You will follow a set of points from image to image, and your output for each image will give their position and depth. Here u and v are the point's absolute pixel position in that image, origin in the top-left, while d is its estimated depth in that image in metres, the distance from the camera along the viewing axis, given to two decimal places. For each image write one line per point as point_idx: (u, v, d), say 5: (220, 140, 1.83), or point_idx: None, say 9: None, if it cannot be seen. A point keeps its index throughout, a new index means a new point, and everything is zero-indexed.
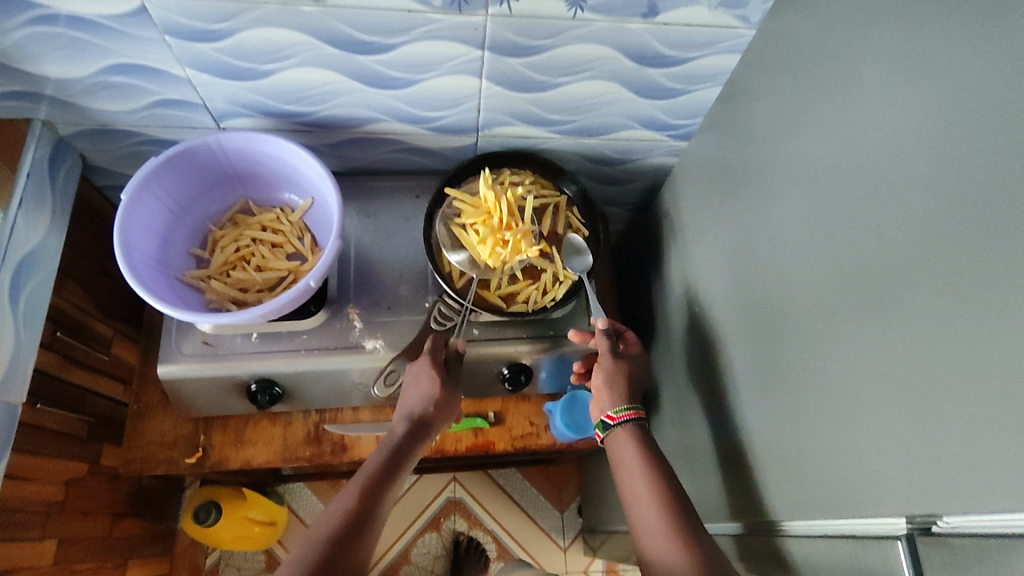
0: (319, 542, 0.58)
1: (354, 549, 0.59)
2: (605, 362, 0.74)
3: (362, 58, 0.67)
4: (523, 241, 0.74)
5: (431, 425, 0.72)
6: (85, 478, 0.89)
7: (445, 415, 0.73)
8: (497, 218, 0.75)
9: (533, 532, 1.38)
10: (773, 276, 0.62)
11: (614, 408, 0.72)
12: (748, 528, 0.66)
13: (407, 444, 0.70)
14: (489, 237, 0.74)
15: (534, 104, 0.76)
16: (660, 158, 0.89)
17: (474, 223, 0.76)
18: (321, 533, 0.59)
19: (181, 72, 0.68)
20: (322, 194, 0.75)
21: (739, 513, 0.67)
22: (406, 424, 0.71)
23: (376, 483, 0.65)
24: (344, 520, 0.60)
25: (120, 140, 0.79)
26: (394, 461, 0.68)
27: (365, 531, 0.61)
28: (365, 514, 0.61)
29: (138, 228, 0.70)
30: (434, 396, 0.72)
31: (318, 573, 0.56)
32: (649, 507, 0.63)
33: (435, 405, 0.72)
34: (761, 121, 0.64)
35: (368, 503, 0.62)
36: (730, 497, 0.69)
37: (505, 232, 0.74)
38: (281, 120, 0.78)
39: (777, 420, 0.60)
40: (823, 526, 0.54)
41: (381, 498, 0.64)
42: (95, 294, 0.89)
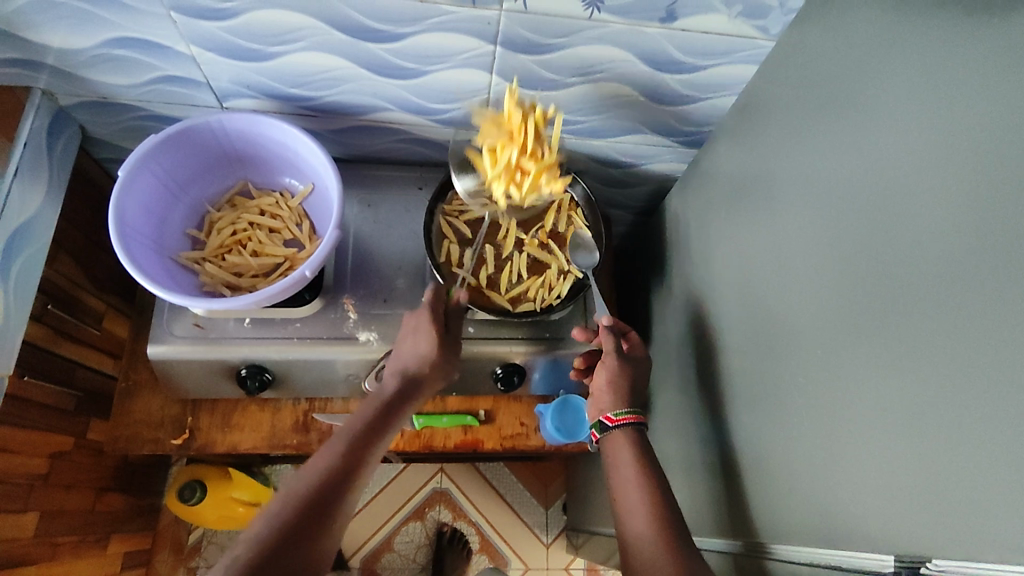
0: (299, 494, 0.57)
1: (336, 506, 0.58)
2: (609, 362, 0.74)
3: (372, 46, 0.66)
4: (544, 176, 0.68)
5: (423, 384, 0.71)
6: (70, 452, 0.88)
7: (439, 376, 0.71)
8: (517, 147, 0.65)
9: (518, 527, 1.38)
10: (776, 296, 0.60)
11: (614, 411, 0.72)
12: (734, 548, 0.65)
13: (398, 400, 0.68)
14: (505, 170, 0.67)
15: (544, 102, 0.74)
16: (669, 164, 0.87)
17: (494, 144, 0.67)
18: (302, 489, 0.58)
19: (185, 49, 0.67)
20: (324, 180, 0.74)
21: (726, 530, 0.67)
22: (399, 381, 0.69)
23: (362, 441, 0.63)
24: (325, 477, 0.59)
25: (121, 114, 0.78)
26: (384, 416, 0.67)
27: (345, 490, 0.60)
28: (348, 473, 0.60)
29: (135, 206, 0.68)
30: (430, 355, 0.70)
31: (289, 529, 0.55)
32: (640, 517, 0.62)
33: (429, 366, 0.70)
34: (773, 136, 0.63)
35: (352, 460, 0.62)
36: (719, 513, 0.68)
37: (524, 164, 0.66)
38: (285, 104, 0.76)
39: (769, 442, 0.59)
40: (810, 553, 0.52)
41: (366, 456, 0.63)
42: (88, 267, 0.88)
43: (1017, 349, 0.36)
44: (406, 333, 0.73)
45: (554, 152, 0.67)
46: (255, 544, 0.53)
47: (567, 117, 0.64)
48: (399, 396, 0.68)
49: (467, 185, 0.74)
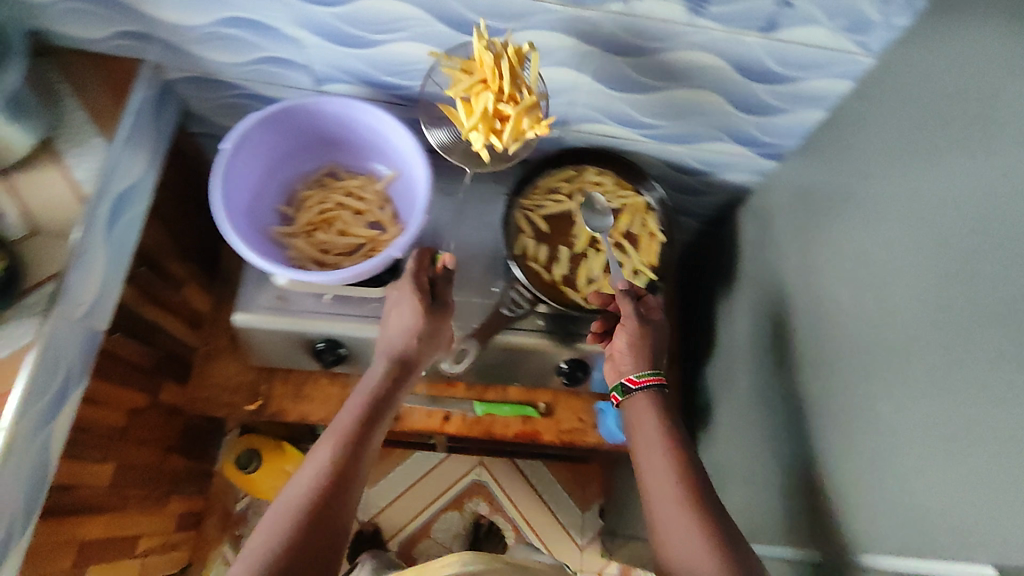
0: (302, 496, 0.58)
1: (337, 503, 0.58)
2: (630, 326, 0.72)
3: (473, 40, 0.68)
4: (525, 118, 0.61)
5: (414, 361, 0.70)
6: (145, 410, 0.92)
7: (428, 350, 0.70)
8: (492, 93, 0.61)
9: (553, 526, 1.39)
10: (863, 310, 0.61)
11: (637, 373, 0.71)
12: (816, 558, 0.65)
13: (390, 385, 0.68)
14: (482, 119, 0.62)
15: (630, 104, 0.76)
16: (744, 175, 0.88)
17: (466, 94, 0.62)
18: (302, 490, 0.58)
19: (294, 33, 0.70)
20: (411, 167, 0.76)
21: (802, 540, 0.67)
22: (389, 365, 0.69)
23: (355, 431, 0.63)
24: (322, 472, 0.59)
25: (222, 90, 0.82)
26: (375, 403, 0.66)
27: (346, 484, 0.60)
28: (346, 468, 0.60)
29: (235, 179, 0.72)
30: (414, 328, 0.69)
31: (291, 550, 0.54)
32: (669, 496, 0.61)
33: (416, 339, 0.69)
34: (866, 151, 0.63)
35: (348, 453, 0.61)
36: (794, 523, 0.69)
37: (501, 110, 0.61)
38: (378, 91, 0.79)
39: (857, 455, 0.60)
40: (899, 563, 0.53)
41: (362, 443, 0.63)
42: (175, 235, 0.92)
43: None
44: (391, 309, 0.72)
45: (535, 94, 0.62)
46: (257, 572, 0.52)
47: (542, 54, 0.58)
48: (388, 389, 0.68)
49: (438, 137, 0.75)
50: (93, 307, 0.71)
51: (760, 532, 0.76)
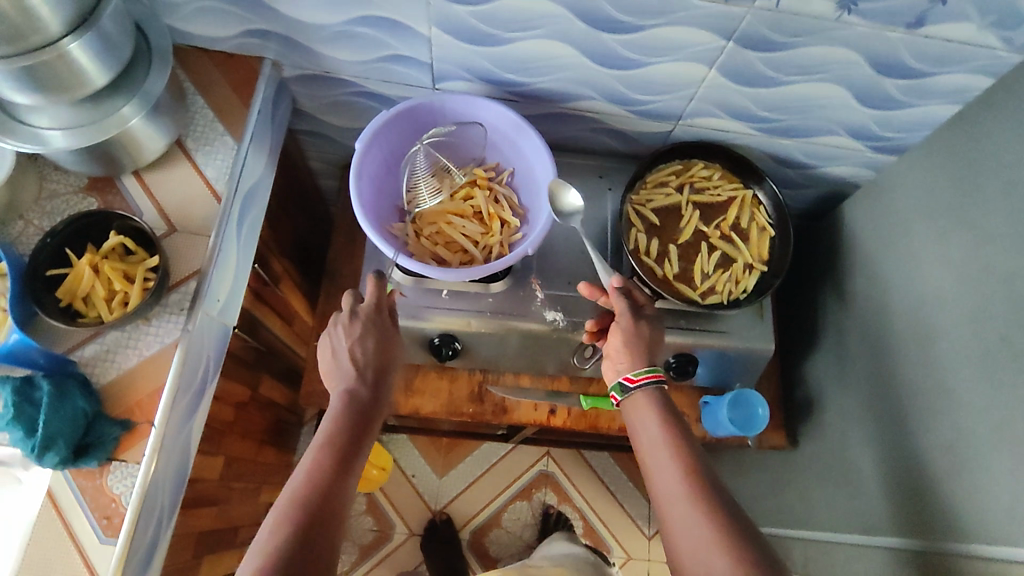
0: (293, 508, 0.53)
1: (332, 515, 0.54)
2: (622, 322, 0.70)
3: (606, 37, 0.68)
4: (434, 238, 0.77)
5: (384, 371, 0.68)
6: (248, 404, 0.94)
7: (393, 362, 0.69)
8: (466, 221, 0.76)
9: (620, 517, 1.40)
10: (1003, 304, 0.61)
11: (633, 370, 0.67)
12: (942, 549, 0.65)
13: (371, 394, 0.65)
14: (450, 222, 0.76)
15: (749, 99, 0.76)
16: (850, 169, 0.88)
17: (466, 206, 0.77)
18: (291, 502, 0.53)
19: (425, 31, 0.70)
20: (532, 163, 0.77)
21: (925, 530, 0.68)
22: (363, 372, 0.66)
23: (342, 440, 0.60)
24: (313, 483, 0.55)
25: (336, 89, 0.82)
26: (360, 413, 0.63)
27: (339, 496, 0.56)
28: (335, 478, 0.57)
29: (365, 177, 0.73)
30: (364, 334, 0.68)
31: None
32: (687, 509, 0.55)
33: (375, 349, 0.68)
34: (1004, 145, 0.63)
35: (336, 463, 0.58)
36: (915, 516, 0.70)
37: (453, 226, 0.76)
38: (495, 88, 0.79)
39: (991, 446, 0.60)
40: None
41: (353, 453, 0.60)
42: (276, 232, 0.93)
43: None
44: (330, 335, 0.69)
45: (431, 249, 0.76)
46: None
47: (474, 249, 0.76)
48: (357, 419, 0.63)
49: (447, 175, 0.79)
50: (227, 304, 0.72)
51: (875, 523, 0.77)
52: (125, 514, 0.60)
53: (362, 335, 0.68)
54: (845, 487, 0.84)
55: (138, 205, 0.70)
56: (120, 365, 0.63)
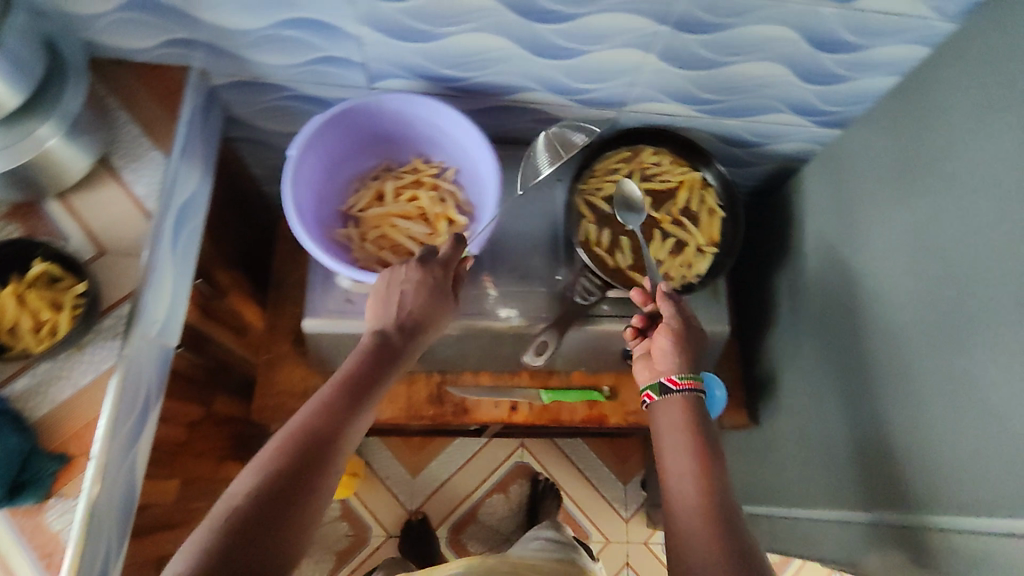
0: (293, 439, 0.53)
1: (327, 457, 0.53)
2: (673, 326, 0.70)
3: (542, 27, 0.66)
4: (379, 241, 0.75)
5: (423, 323, 0.65)
6: (201, 422, 0.92)
7: (439, 317, 0.66)
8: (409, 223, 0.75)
9: (597, 502, 1.41)
10: (950, 276, 0.61)
11: (678, 374, 0.68)
12: (897, 522, 0.66)
13: (400, 341, 0.63)
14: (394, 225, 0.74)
15: (692, 82, 0.75)
16: (797, 145, 0.88)
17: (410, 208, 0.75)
18: (290, 434, 0.53)
19: (354, 31, 0.68)
20: (476, 160, 0.75)
21: (882, 502, 0.69)
22: (398, 320, 0.64)
23: (356, 384, 0.58)
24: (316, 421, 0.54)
25: (269, 94, 0.80)
26: (381, 358, 0.61)
27: (340, 440, 0.54)
28: (341, 420, 0.55)
29: (302, 184, 0.71)
30: (416, 286, 0.65)
31: (243, 523, 0.47)
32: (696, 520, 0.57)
33: (422, 302, 0.65)
34: (946, 116, 0.63)
35: (344, 406, 0.56)
36: (872, 489, 0.71)
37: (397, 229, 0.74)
38: (433, 84, 0.77)
39: (944, 418, 0.61)
40: (999, 522, 0.54)
41: (365, 400, 0.58)
42: (219, 244, 0.90)
43: None
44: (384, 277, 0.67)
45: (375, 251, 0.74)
46: (204, 544, 0.46)
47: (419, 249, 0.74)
48: (378, 364, 0.61)
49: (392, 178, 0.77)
50: (166, 325, 0.70)
51: (835, 497, 0.78)
52: (65, 552, 0.57)
53: (414, 284, 0.65)
54: (807, 462, 0.85)
55: (64, 229, 0.67)
56: (53, 398, 0.61)
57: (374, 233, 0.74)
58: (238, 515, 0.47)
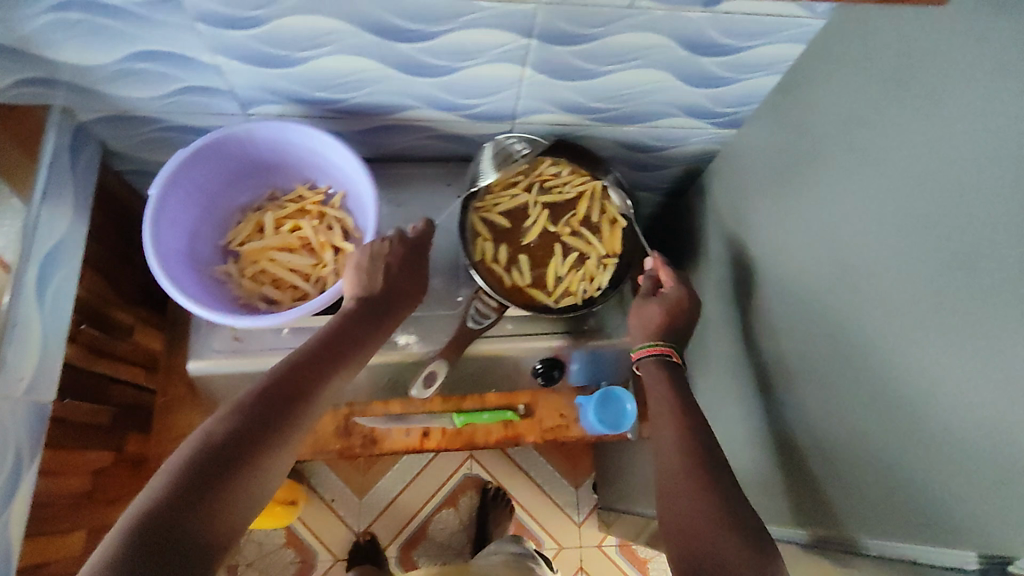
0: (270, 382, 0.54)
1: (304, 401, 0.54)
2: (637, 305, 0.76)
3: (403, 46, 0.63)
4: (263, 278, 0.72)
5: (397, 290, 0.67)
6: (112, 466, 0.89)
7: (412, 288, 0.68)
8: (291, 257, 0.72)
9: (549, 509, 1.39)
10: (830, 286, 0.59)
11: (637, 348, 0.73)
12: (795, 538, 0.65)
13: (376, 306, 0.65)
14: (275, 260, 0.72)
15: (577, 92, 0.72)
16: (701, 146, 0.85)
17: (292, 241, 0.72)
18: (268, 379, 0.54)
19: (210, 60, 0.64)
20: (356, 185, 0.72)
21: (781, 514, 0.67)
22: (376, 286, 0.66)
23: (335, 339, 0.59)
24: (293, 368, 0.55)
25: (141, 126, 0.76)
26: (359, 318, 0.63)
27: (317, 388, 0.55)
28: (321, 368, 0.57)
29: (168, 223, 0.67)
30: (391, 256, 0.67)
31: (215, 450, 0.48)
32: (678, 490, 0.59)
33: (396, 270, 0.67)
34: (821, 118, 0.61)
35: (322, 358, 0.57)
36: (773, 503, 0.69)
37: (278, 265, 0.71)
38: (311, 108, 0.74)
39: (828, 433, 0.59)
40: (882, 546, 0.52)
41: (343, 354, 0.59)
42: (112, 282, 0.87)
43: None
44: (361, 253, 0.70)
45: (259, 291, 0.71)
46: (179, 468, 0.46)
47: (304, 285, 0.71)
48: (356, 321, 0.62)
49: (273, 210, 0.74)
50: (34, 379, 0.68)
51: None
52: None
53: (394, 255, 0.68)
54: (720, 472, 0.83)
55: None
56: None
57: (256, 271, 0.72)
58: (213, 438, 0.48)
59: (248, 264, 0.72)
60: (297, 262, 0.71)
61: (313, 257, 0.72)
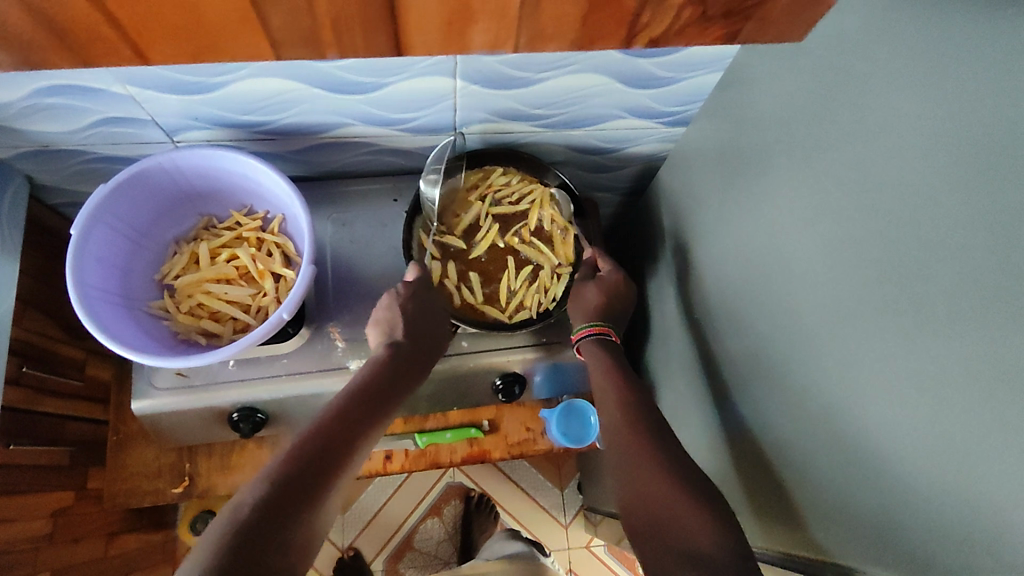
0: (316, 431, 0.54)
1: (350, 452, 0.54)
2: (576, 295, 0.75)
3: (322, 66, 0.60)
4: (200, 309, 0.69)
5: (423, 337, 0.68)
6: (72, 507, 0.87)
7: (436, 332, 0.69)
8: (227, 288, 0.69)
9: (534, 513, 1.37)
10: (778, 293, 0.57)
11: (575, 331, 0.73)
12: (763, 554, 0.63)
13: (406, 353, 0.66)
14: (210, 291, 0.69)
15: (514, 100, 0.69)
16: (654, 145, 0.83)
17: (229, 270, 0.70)
18: (316, 426, 0.55)
19: (122, 90, 0.61)
20: (291, 209, 0.69)
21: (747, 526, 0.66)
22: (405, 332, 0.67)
23: (372, 389, 0.61)
24: (336, 417, 0.56)
25: (67, 159, 0.73)
26: (392, 367, 0.64)
27: (361, 437, 0.56)
28: (362, 419, 0.57)
29: (94, 262, 0.65)
30: (414, 301, 0.69)
31: (279, 494, 0.48)
32: (631, 472, 0.58)
33: (422, 314, 0.68)
34: (763, 118, 0.58)
35: (363, 409, 0.58)
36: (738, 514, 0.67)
37: (213, 296, 0.69)
38: (240, 130, 0.71)
39: (786, 446, 0.57)
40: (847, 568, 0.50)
41: (380, 402, 0.60)
42: (58, 318, 0.85)
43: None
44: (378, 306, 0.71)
45: (195, 322, 0.69)
46: (245, 510, 0.46)
47: (242, 316, 0.68)
48: (390, 369, 0.64)
49: (211, 241, 0.72)
50: None
51: None
52: None
53: (415, 298, 0.69)
54: None
55: None
56: None
57: (192, 302, 0.69)
58: (272, 484, 0.48)
59: (184, 295, 0.70)
60: (233, 292, 0.69)
61: (252, 286, 0.70)
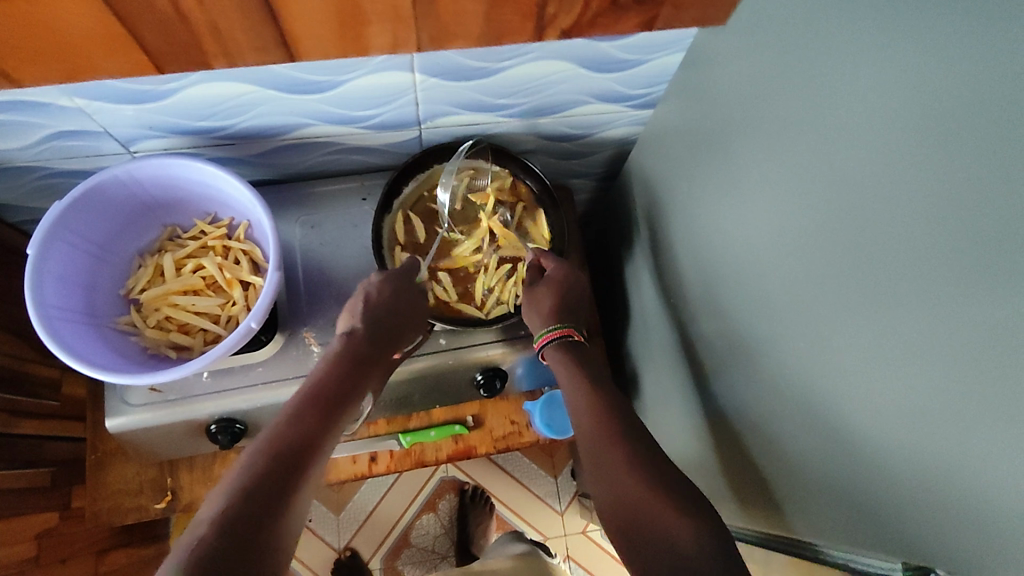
0: (276, 442, 0.52)
1: (310, 460, 0.53)
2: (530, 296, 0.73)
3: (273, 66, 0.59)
4: (169, 323, 0.68)
5: (392, 332, 0.66)
6: (57, 527, 0.86)
7: (409, 325, 0.67)
8: (194, 300, 0.68)
9: (528, 501, 1.37)
10: (750, 274, 0.56)
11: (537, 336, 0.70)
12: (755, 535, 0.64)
13: (371, 351, 0.64)
14: (178, 304, 0.68)
15: (476, 90, 0.68)
16: (624, 128, 0.81)
17: (195, 281, 0.68)
18: (276, 435, 0.53)
19: (70, 103, 0.60)
20: (255, 215, 0.68)
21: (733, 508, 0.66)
22: (372, 329, 0.64)
23: (335, 392, 0.59)
24: (296, 424, 0.54)
25: (23, 176, 0.71)
26: (354, 367, 0.62)
27: (322, 443, 0.55)
28: (324, 425, 0.56)
29: (54, 280, 0.63)
30: (385, 296, 0.66)
31: (241, 511, 0.46)
32: (615, 469, 0.57)
33: (394, 308, 0.66)
34: (727, 97, 0.57)
35: (325, 415, 0.56)
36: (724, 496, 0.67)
37: (181, 308, 0.67)
38: (198, 137, 0.69)
39: (765, 428, 0.56)
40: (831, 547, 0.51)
41: (340, 404, 0.58)
42: (29, 338, 0.83)
43: (992, 342, 0.33)
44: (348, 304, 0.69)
45: (164, 337, 0.67)
46: (206, 530, 0.45)
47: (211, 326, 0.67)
48: (352, 368, 0.62)
49: (174, 252, 0.71)
50: None
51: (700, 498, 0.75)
52: None
53: (385, 293, 0.66)
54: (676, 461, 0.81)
55: None
56: None
57: (160, 316, 0.68)
58: (232, 500, 0.46)
59: (151, 309, 0.68)
60: (201, 303, 0.68)
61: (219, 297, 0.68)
